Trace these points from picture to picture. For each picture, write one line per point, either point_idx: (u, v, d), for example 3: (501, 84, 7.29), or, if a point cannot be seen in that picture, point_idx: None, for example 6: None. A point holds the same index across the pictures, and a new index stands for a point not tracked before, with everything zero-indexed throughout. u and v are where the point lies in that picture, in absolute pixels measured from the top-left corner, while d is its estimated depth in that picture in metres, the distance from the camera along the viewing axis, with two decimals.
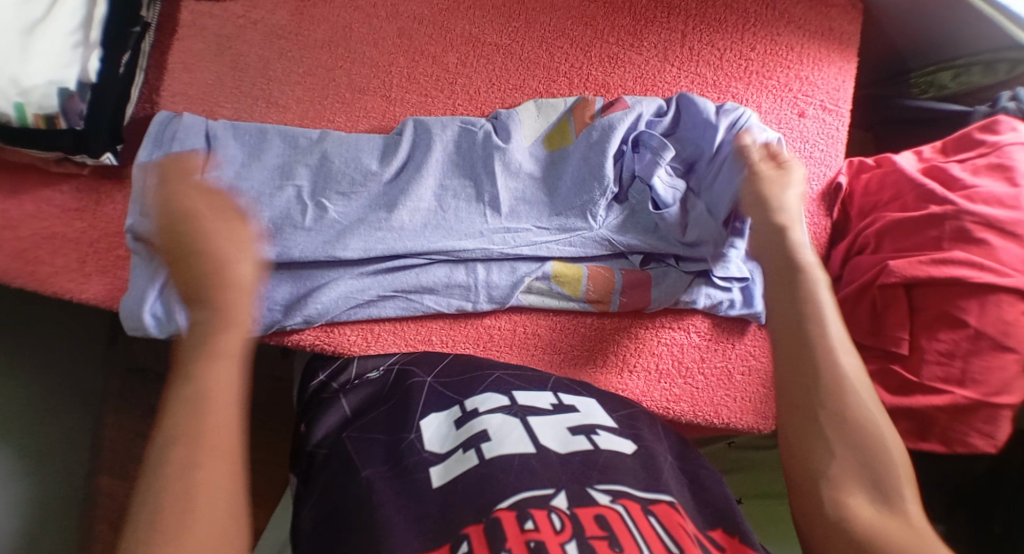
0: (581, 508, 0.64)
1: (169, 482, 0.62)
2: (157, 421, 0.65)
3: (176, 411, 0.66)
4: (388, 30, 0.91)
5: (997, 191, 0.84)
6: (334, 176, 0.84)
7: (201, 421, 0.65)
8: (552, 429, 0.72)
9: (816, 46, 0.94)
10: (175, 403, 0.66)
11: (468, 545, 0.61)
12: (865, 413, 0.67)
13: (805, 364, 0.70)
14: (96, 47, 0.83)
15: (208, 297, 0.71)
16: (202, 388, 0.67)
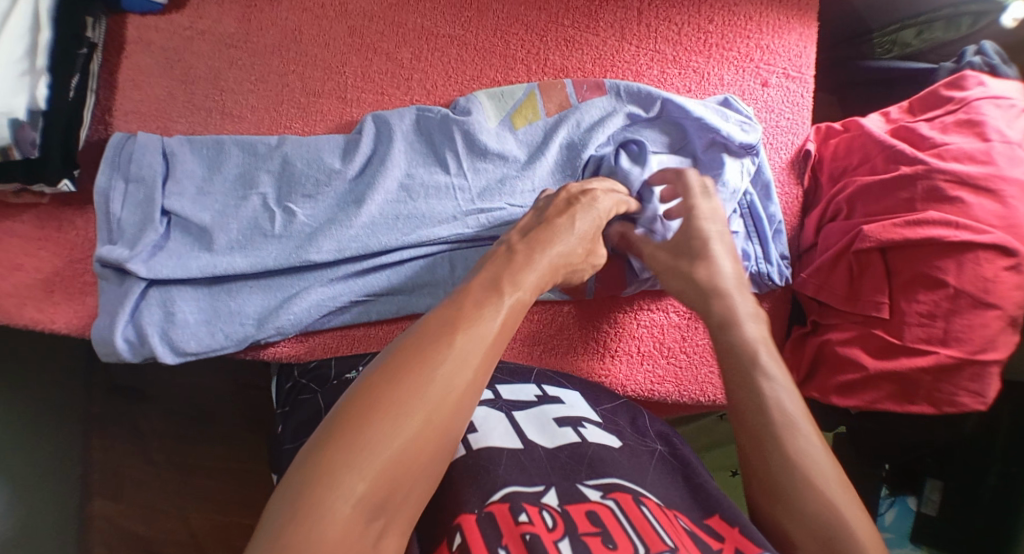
0: (572, 505, 0.64)
1: (422, 385, 0.56)
2: (410, 337, 0.59)
3: (420, 328, 0.60)
4: (338, 30, 0.90)
5: (967, 147, 0.83)
6: (298, 180, 0.82)
7: (467, 337, 0.59)
8: (538, 424, 0.73)
9: (775, 14, 0.92)
10: (429, 325, 0.60)
11: (462, 537, 0.61)
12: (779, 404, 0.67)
13: (735, 366, 0.70)
14: (43, 74, 0.81)
15: (546, 223, 0.73)
16: (480, 318, 0.61)
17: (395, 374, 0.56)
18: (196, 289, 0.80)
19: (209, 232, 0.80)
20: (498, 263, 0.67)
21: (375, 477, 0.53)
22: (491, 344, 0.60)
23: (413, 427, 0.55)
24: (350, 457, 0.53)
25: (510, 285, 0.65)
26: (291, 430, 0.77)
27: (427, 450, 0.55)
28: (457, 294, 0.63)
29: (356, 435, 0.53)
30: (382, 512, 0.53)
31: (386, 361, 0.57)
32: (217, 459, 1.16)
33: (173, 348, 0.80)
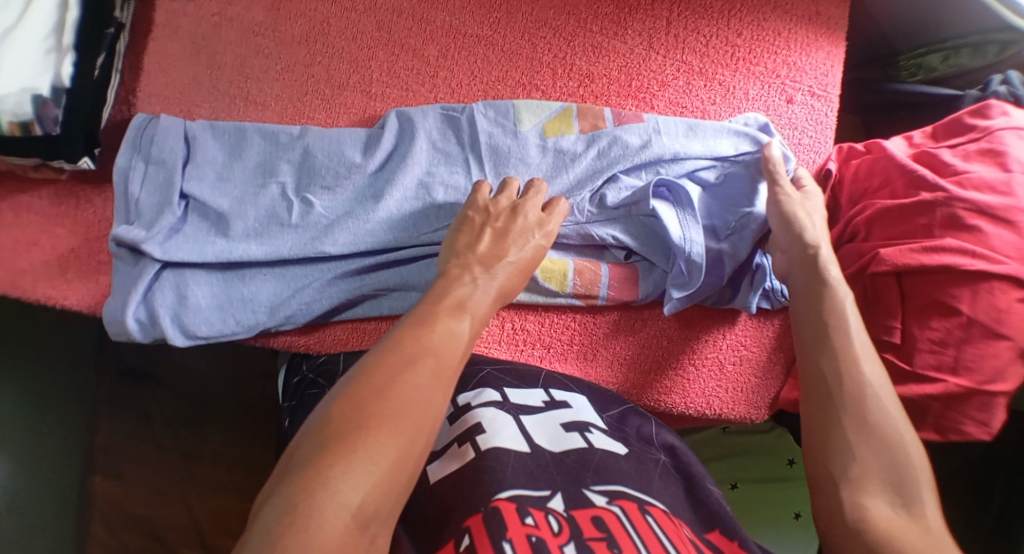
0: (577, 511, 0.64)
1: (395, 405, 0.58)
2: (381, 357, 0.61)
3: (390, 348, 0.62)
4: (366, 24, 0.90)
5: (988, 176, 0.83)
6: (318, 171, 0.82)
7: (432, 359, 0.62)
8: (546, 429, 0.74)
9: (803, 31, 0.92)
10: (400, 344, 0.62)
11: (469, 539, 0.61)
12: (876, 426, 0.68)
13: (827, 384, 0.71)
14: (69, 52, 0.82)
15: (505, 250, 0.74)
16: (442, 338, 0.64)
17: (382, 389, 0.59)
18: (210, 274, 0.80)
19: (227, 218, 0.80)
20: (453, 286, 0.70)
21: (365, 492, 0.54)
22: (450, 360, 0.63)
23: (389, 441, 0.56)
24: (345, 464, 0.54)
25: (467, 310, 0.68)
26: (298, 425, 0.77)
27: (399, 468, 0.56)
28: (418, 317, 0.66)
29: (351, 444, 0.55)
30: (370, 525, 0.54)
31: (356, 382, 0.59)
32: (217, 443, 1.16)
33: (184, 332, 0.80)
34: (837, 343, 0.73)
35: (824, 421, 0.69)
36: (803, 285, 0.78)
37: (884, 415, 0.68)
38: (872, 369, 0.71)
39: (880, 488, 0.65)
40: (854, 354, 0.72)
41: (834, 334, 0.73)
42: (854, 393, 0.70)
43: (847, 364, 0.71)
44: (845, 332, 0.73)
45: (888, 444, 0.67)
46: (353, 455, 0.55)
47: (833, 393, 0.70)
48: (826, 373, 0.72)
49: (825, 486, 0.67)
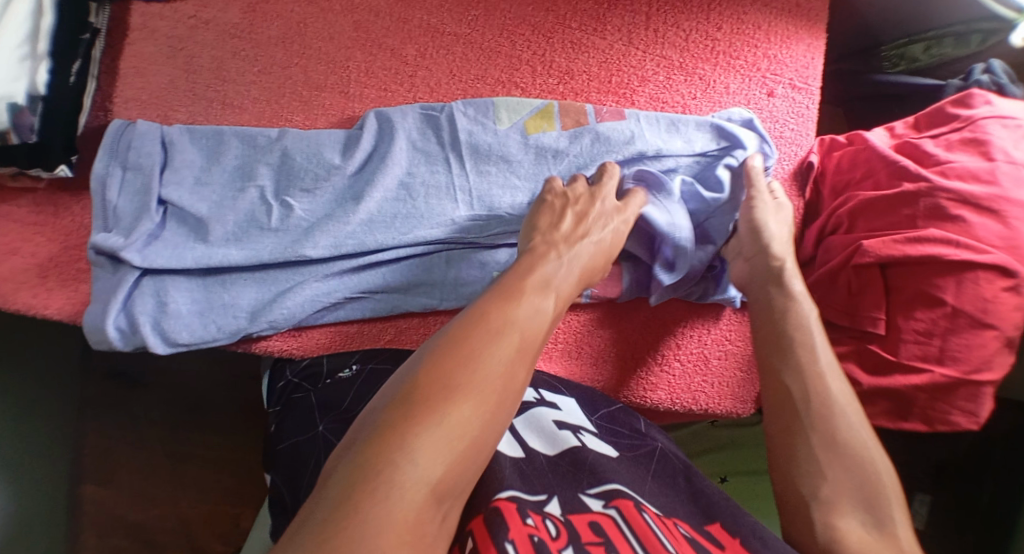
0: (575, 516, 0.64)
1: (480, 376, 0.59)
2: (461, 327, 0.62)
3: (476, 317, 0.63)
4: (344, 24, 0.89)
5: (972, 166, 0.82)
6: (297, 174, 0.82)
7: (517, 333, 0.63)
8: (540, 430, 0.74)
9: (784, 24, 0.92)
10: (484, 315, 0.63)
11: (474, 542, 0.59)
12: (852, 446, 0.68)
13: (790, 407, 0.71)
14: (44, 59, 0.81)
15: (580, 235, 0.75)
16: (524, 313, 0.65)
17: (466, 357, 0.60)
18: (190, 280, 0.80)
19: (205, 223, 0.80)
20: (535, 264, 0.71)
21: (445, 463, 0.55)
22: (532, 337, 0.64)
23: (474, 411, 0.57)
24: (424, 430, 0.55)
25: (526, 289, 0.67)
26: (286, 430, 0.77)
27: (476, 443, 0.57)
28: (504, 288, 0.67)
29: (433, 413, 0.56)
30: (445, 500, 0.55)
31: (441, 349, 0.60)
32: (205, 448, 1.16)
33: (165, 338, 0.80)
34: (803, 360, 0.72)
35: (791, 443, 0.69)
36: (766, 300, 0.78)
37: (853, 434, 0.68)
38: (839, 387, 0.71)
39: (851, 508, 0.65)
40: (820, 373, 0.72)
41: (799, 350, 0.73)
42: (823, 412, 0.70)
43: (814, 384, 0.71)
44: (811, 349, 0.73)
45: (858, 464, 0.67)
46: (435, 422, 0.56)
47: (800, 413, 0.70)
48: (793, 392, 0.71)
49: (794, 510, 0.67)
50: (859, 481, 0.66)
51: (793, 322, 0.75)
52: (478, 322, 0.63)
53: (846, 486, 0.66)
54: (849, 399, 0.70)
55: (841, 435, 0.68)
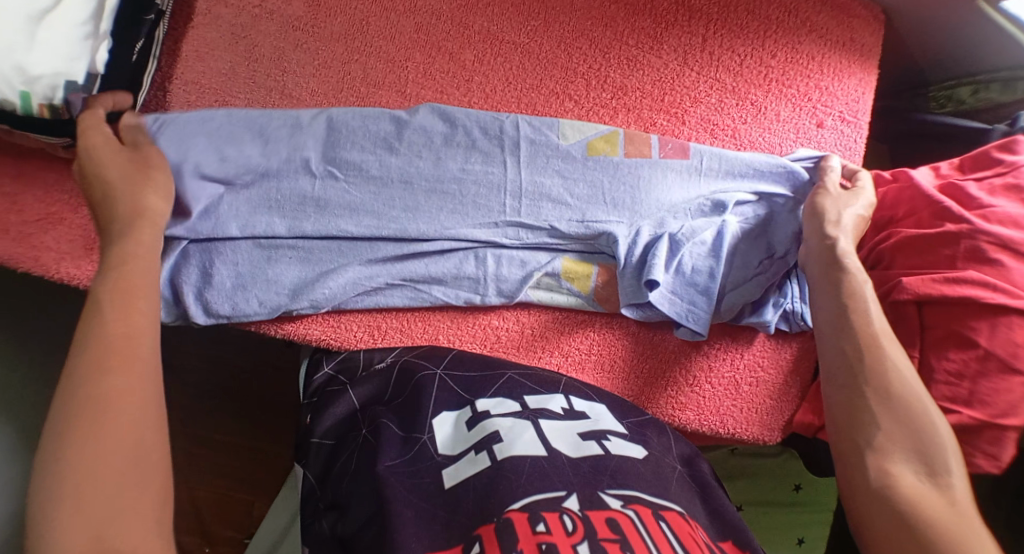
0: (593, 512, 0.64)
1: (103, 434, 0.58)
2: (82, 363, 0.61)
3: (95, 322, 0.64)
4: (405, 25, 0.90)
5: (1013, 212, 0.84)
6: (342, 147, 0.83)
7: (125, 335, 0.64)
8: (563, 436, 0.73)
9: (837, 57, 0.93)
10: (110, 318, 0.64)
11: (480, 545, 0.61)
12: (909, 398, 0.70)
13: (848, 364, 0.73)
14: (106, 39, 0.82)
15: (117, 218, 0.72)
16: (132, 304, 0.66)
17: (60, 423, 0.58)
18: (234, 253, 0.81)
19: (252, 192, 0.81)
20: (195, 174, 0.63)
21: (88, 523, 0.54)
22: (138, 288, 0.67)
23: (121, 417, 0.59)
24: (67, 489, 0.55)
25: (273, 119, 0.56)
26: (322, 422, 0.79)
27: (144, 438, 0.59)
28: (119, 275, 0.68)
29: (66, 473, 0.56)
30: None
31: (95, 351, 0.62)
32: (225, 434, 1.17)
33: (206, 309, 0.81)
34: (860, 324, 0.74)
35: (853, 397, 0.71)
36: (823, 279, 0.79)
37: (903, 385, 0.71)
38: (897, 351, 0.73)
39: (905, 456, 0.67)
40: (878, 336, 0.74)
41: (856, 316, 0.75)
42: (877, 372, 0.71)
43: (867, 345, 0.73)
44: (865, 315, 0.75)
45: (911, 414, 0.69)
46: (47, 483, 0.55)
47: (855, 373, 0.72)
48: (847, 353, 0.73)
49: (852, 459, 0.68)
50: (921, 432, 0.68)
51: (848, 292, 0.77)
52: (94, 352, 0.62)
53: (905, 433, 0.68)
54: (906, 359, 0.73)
55: (904, 390, 0.70)
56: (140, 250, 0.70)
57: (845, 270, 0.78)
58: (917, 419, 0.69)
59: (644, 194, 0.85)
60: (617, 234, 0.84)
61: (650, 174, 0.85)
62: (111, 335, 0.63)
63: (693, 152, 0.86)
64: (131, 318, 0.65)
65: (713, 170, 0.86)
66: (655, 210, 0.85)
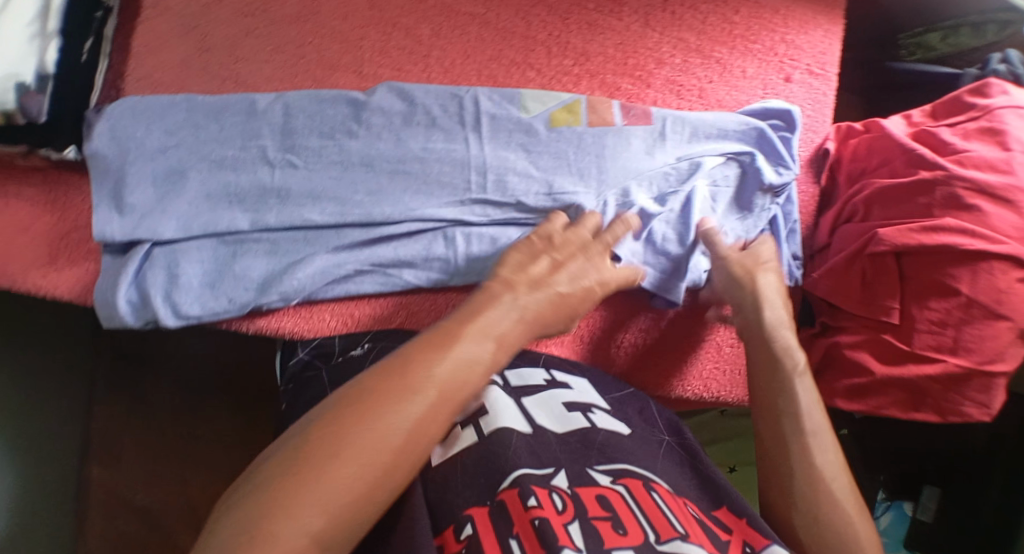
0: (582, 489, 0.64)
1: (369, 445, 0.60)
2: (363, 384, 0.63)
3: (341, 406, 0.62)
4: (358, 4, 0.88)
5: (988, 155, 0.82)
6: (301, 134, 0.82)
7: (408, 374, 0.64)
8: (549, 409, 0.73)
9: (802, 9, 0.91)
10: (353, 403, 0.62)
11: (472, 527, 0.62)
12: (836, 501, 0.70)
13: (780, 468, 0.73)
14: (55, 37, 0.79)
15: None
16: (412, 397, 0.62)
17: (338, 424, 0.60)
18: (199, 251, 0.80)
19: (211, 188, 0.80)
20: (486, 306, 0.71)
21: (323, 520, 0.56)
22: (454, 391, 0.65)
23: (348, 478, 0.58)
24: (284, 499, 0.56)
25: (492, 337, 0.69)
26: (298, 406, 0.78)
27: (420, 442, 0.62)
28: (390, 368, 0.64)
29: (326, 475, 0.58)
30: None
31: (328, 421, 0.61)
32: (214, 431, 1.16)
33: (175, 311, 0.80)
34: (794, 428, 0.74)
35: (791, 504, 0.71)
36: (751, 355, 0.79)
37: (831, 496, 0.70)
38: (824, 442, 0.73)
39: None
40: (809, 437, 0.73)
41: (788, 417, 0.74)
42: (811, 494, 0.71)
43: (805, 476, 0.71)
44: (800, 415, 0.74)
45: (835, 510, 0.70)
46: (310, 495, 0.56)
47: (790, 491, 0.71)
48: (781, 470, 0.73)
49: None
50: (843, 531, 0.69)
51: (780, 385, 0.76)
52: (387, 381, 0.63)
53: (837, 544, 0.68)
54: (833, 457, 0.73)
55: (830, 484, 0.71)
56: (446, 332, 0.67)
57: (767, 340, 0.78)
58: (841, 521, 0.69)
59: (610, 162, 0.83)
60: (586, 205, 0.82)
61: (613, 142, 0.84)
62: (401, 369, 0.64)
63: (654, 118, 0.85)
64: (428, 353, 0.65)
65: (678, 134, 0.85)
66: (620, 176, 0.83)
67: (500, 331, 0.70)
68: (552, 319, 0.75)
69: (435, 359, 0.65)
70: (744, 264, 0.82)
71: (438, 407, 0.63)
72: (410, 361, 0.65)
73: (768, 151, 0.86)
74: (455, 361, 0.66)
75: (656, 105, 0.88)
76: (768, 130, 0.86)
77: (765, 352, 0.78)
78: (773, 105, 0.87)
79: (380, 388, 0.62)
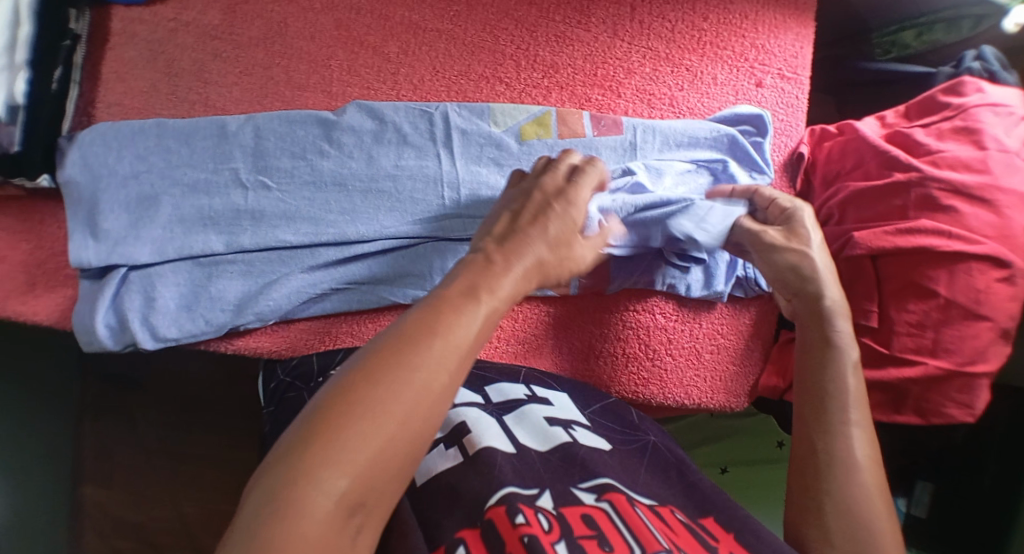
0: (567, 508, 0.64)
1: (385, 401, 0.55)
2: (377, 343, 0.58)
3: (357, 366, 0.57)
4: (325, 23, 0.88)
5: (963, 155, 0.81)
6: (272, 155, 0.82)
7: (427, 329, 0.59)
8: (533, 427, 0.73)
9: (771, 13, 0.91)
10: (369, 365, 0.57)
11: (464, 548, 0.61)
12: (869, 503, 0.68)
13: (813, 458, 0.71)
14: (22, 69, 0.79)
15: None
16: (424, 354, 0.58)
17: (357, 382, 0.56)
18: (175, 274, 0.81)
19: (186, 212, 0.80)
20: (479, 269, 0.65)
21: (349, 483, 0.53)
22: (458, 348, 0.59)
23: (374, 448, 0.54)
24: (302, 466, 0.53)
25: (485, 295, 0.62)
26: (279, 430, 0.77)
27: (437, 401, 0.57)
28: (409, 326, 0.59)
29: (348, 436, 0.54)
30: (358, 513, 0.54)
31: (348, 382, 0.56)
32: (201, 447, 1.17)
33: (152, 334, 0.80)
34: (836, 417, 0.72)
35: (815, 494, 0.69)
36: (803, 336, 0.77)
37: (865, 498, 0.68)
38: (863, 438, 0.71)
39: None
40: (849, 430, 0.71)
41: (833, 405, 0.72)
42: (844, 486, 0.69)
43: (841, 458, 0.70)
44: (844, 404, 0.72)
45: (864, 513, 0.68)
46: (334, 457, 0.53)
47: (822, 475, 0.70)
48: (818, 454, 0.71)
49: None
50: (870, 531, 0.67)
51: (829, 370, 0.74)
52: (400, 339, 0.58)
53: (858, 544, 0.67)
54: (872, 456, 0.70)
55: (864, 485, 0.69)
56: (466, 288, 0.63)
57: (828, 312, 0.76)
58: (867, 525, 0.67)
59: None
60: None
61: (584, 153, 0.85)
62: (413, 325, 0.59)
63: (625, 127, 0.86)
64: (442, 309, 0.60)
65: (649, 144, 0.86)
66: None
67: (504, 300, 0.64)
68: (551, 267, 0.69)
69: (448, 317, 0.60)
70: (791, 245, 0.78)
71: (454, 359, 0.59)
72: (422, 316, 0.60)
73: (742, 154, 0.86)
74: (470, 315, 0.61)
75: (626, 115, 0.88)
76: (737, 134, 0.86)
77: (819, 325, 0.76)
78: (746, 110, 0.87)
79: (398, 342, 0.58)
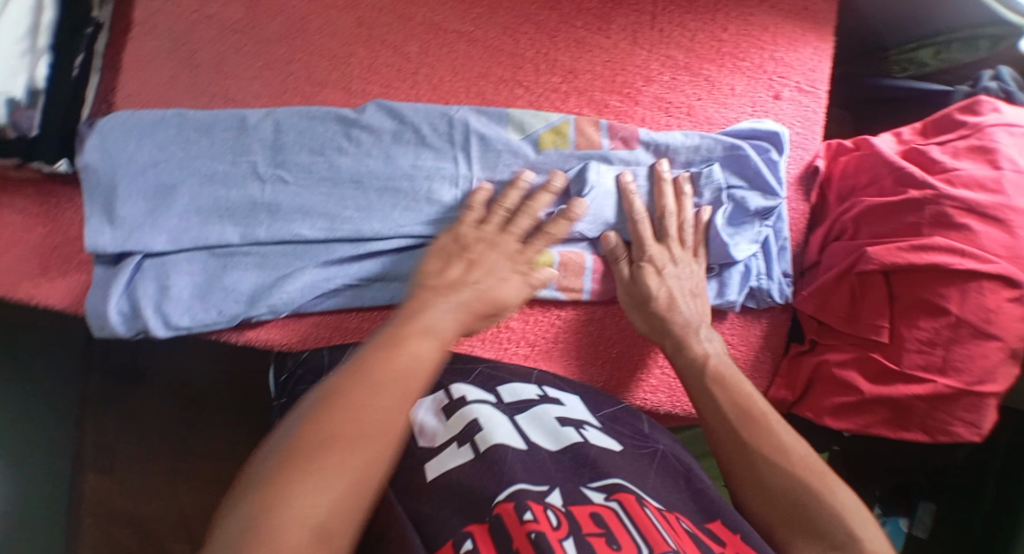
0: (576, 507, 0.63)
1: (351, 433, 0.59)
2: (337, 380, 0.63)
3: (321, 404, 0.60)
4: (346, 20, 0.89)
5: (978, 174, 0.81)
6: (291, 149, 0.82)
7: (393, 359, 0.65)
8: (544, 427, 0.73)
9: (791, 26, 0.92)
10: (324, 403, 0.60)
11: (471, 543, 0.60)
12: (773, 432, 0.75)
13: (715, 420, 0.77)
14: (45, 54, 0.81)
15: None
16: (387, 387, 0.62)
17: (317, 417, 0.59)
18: (190, 263, 0.81)
19: (203, 202, 0.81)
20: (427, 308, 0.72)
21: (324, 511, 0.55)
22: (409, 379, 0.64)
23: (341, 474, 0.57)
24: (270, 490, 0.55)
25: (438, 333, 0.70)
26: None
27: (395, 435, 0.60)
28: (358, 366, 0.64)
29: (317, 466, 0.56)
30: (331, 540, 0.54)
31: (309, 420, 0.59)
32: (203, 439, 1.17)
33: (165, 322, 0.80)
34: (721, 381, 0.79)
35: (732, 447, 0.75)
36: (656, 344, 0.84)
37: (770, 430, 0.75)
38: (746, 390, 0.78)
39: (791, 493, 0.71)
40: (738, 388, 0.78)
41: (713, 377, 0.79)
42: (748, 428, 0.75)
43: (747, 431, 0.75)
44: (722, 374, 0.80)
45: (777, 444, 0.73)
46: (298, 487, 0.55)
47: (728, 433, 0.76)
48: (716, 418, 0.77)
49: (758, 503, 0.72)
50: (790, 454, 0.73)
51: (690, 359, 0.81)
52: (359, 369, 0.64)
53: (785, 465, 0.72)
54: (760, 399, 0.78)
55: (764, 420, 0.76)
56: (417, 327, 0.69)
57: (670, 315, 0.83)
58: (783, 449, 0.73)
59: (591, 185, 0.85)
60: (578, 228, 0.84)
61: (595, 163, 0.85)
62: (376, 365, 0.64)
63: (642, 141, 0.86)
64: (399, 346, 0.66)
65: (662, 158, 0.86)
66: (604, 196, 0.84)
67: (429, 358, 0.67)
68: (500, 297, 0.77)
69: (409, 352, 0.66)
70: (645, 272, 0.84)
71: (410, 395, 0.63)
72: (370, 353, 0.65)
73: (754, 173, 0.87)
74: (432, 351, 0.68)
75: (643, 123, 0.89)
76: (750, 152, 0.85)
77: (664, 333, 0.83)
78: (764, 126, 0.87)
79: (358, 380, 0.62)
